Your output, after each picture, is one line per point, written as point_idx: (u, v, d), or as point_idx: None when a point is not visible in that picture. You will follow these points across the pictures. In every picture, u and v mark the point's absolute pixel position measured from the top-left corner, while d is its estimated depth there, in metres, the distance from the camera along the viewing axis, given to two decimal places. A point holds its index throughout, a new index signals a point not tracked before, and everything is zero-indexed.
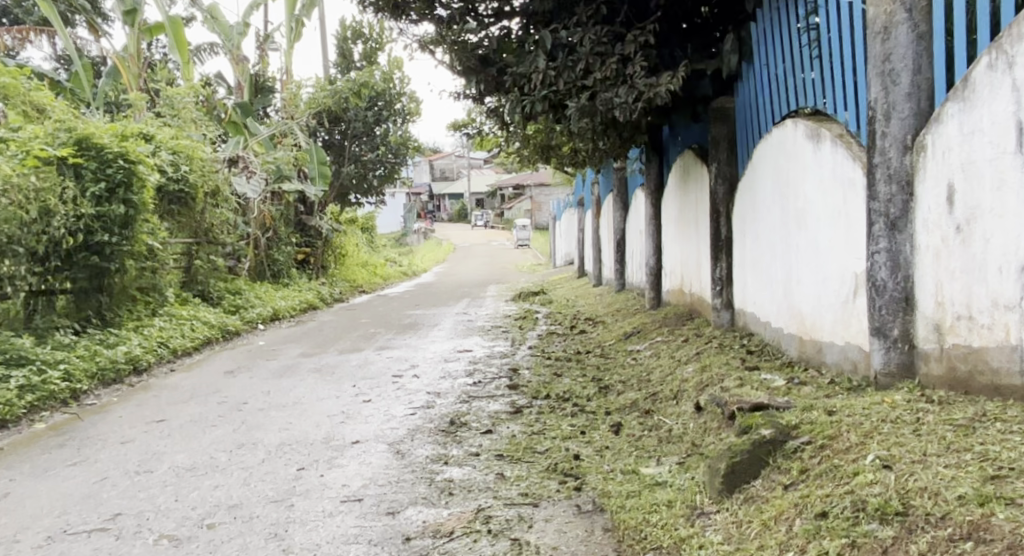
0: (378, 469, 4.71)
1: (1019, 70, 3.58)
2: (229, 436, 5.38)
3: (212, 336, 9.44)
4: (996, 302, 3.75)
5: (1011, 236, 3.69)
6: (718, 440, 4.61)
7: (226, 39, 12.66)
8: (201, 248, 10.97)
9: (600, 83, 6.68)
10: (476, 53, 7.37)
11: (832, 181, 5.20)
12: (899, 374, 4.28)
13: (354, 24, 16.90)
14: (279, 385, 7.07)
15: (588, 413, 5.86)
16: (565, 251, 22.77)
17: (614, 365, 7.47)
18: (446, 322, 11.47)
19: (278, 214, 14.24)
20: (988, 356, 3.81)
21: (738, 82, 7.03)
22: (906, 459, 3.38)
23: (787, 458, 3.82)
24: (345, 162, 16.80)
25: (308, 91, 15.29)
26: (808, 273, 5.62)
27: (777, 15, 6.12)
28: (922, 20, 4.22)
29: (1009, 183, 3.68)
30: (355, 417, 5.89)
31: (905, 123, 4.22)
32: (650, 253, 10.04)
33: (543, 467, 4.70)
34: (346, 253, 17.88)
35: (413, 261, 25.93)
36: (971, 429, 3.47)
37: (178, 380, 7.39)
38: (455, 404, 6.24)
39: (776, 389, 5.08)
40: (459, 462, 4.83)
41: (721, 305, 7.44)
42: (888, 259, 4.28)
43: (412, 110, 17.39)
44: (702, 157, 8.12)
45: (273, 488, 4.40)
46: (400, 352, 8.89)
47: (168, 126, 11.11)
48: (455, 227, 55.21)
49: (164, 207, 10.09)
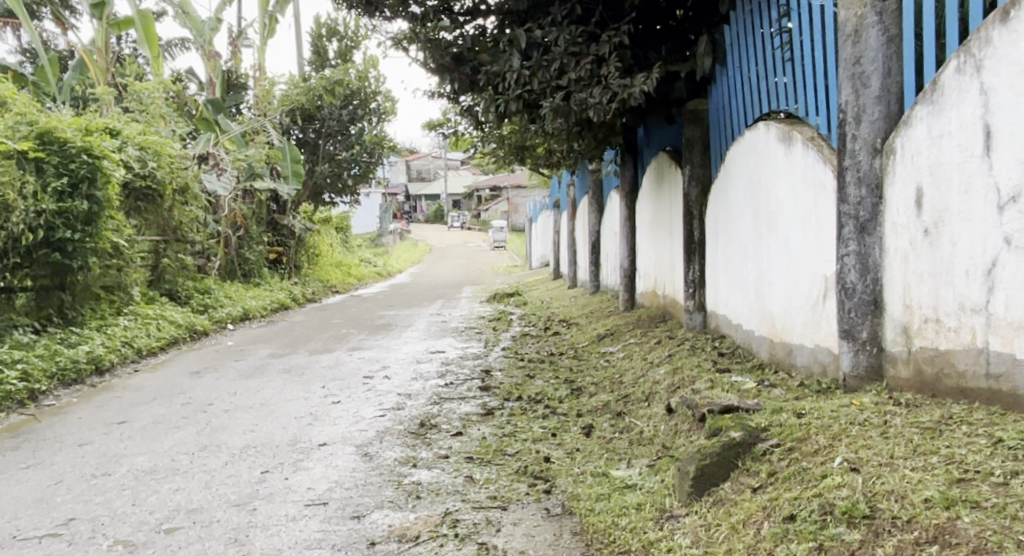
0: (344, 472, 4.65)
1: (986, 74, 3.57)
2: (192, 438, 5.30)
3: (179, 336, 9.33)
4: (962, 305, 3.74)
5: (977, 239, 3.68)
6: (688, 442, 4.61)
7: (198, 35, 12.54)
8: (168, 246, 10.83)
9: (574, 83, 6.67)
10: (450, 51, 7.29)
11: (803, 184, 5.21)
12: (867, 376, 4.30)
13: (329, 21, 16.79)
14: (246, 386, 6.99)
15: (559, 415, 5.83)
16: (541, 252, 22.76)
17: (587, 367, 7.45)
18: (419, 323, 11.41)
19: (250, 212, 14.14)
20: (954, 359, 3.80)
21: (712, 85, 7.04)
22: (873, 462, 3.38)
23: (756, 461, 3.81)
24: (319, 160, 16.70)
25: (281, 89, 15.19)
26: (778, 276, 5.63)
27: (750, 18, 6.13)
28: (892, 24, 4.23)
29: (976, 187, 3.67)
30: (323, 418, 5.83)
31: (874, 126, 4.23)
32: (624, 255, 10.05)
33: (513, 470, 4.66)
34: (319, 252, 17.76)
35: (388, 261, 25.84)
36: (937, 431, 3.48)
37: (142, 381, 7.28)
38: (425, 406, 6.20)
39: (747, 391, 5.07)
40: (428, 465, 4.79)
41: (693, 307, 7.45)
42: (857, 262, 4.30)
43: (388, 109, 17.31)
44: (676, 160, 8.13)
45: (235, 492, 4.33)
46: (371, 353, 8.82)
47: (135, 122, 10.99)
48: (431, 228, 55.16)
49: (130, 204, 9.97)
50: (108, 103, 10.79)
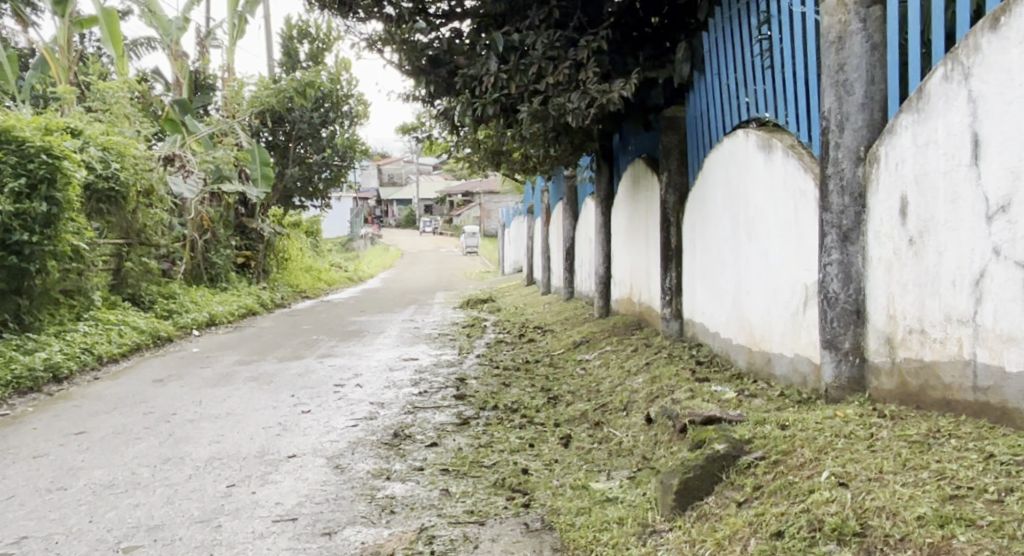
0: (315, 485, 4.51)
1: (974, 82, 3.52)
2: (155, 450, 5.13)
3: (141, 342, 9.12)
4: (949, 316, 3.68)
5: (965, 249, 3.62)
6: (669, 453, 4.54)
7: (165, 34, 12.33)
8: (132, 250, 10.57)
9: (552, 87, 6.59)
10: (426, 53, 7.20)
11: (783, 191, 5.15)
12: (849, 386, 4.24)
13: (300, 23, 16.62)
14: (212, 395, 6.80)
15: (536, 424, 5.73)
16: (514, 258, 22.68)
17: (563, 375, 7.35)
18: (391, 329, 11.26)
19: (217, 215, 13.94)
20: (939, 371, 3.74)
21: (690, 92, 6.98)
22: (862, 477, 3.31)
23: (741, 474, 3.74)
24: (290, 163, 16.49)
25: (251, 90, 15.00)
26: (757, 284, 5.58)
27: (729, 25, 6.07)
28: (876, 31, 4.19)
29: (962, 196, 3.62)
30: (292, 429, 5.68)
31: (858, 134, 4.18)
32: (599, 262, 9.98)
33: (490, 483, 4.55)
34: (288, 256, 17.52)
35: (359, 266, 25.54)
36: (926, 445, 3.43)
37: (102, 389, 7.07)
38: (399, 416, 6.06)
39: (727, 401, 5.00)
40: (402, 478, 4.66)
41: (670, 315, 7.39)
42: (840, 271, 4.25)
43: (360, 113, 17.17)
44: (653, 167, 8.08)
45: (200, 507, 4.18)
46: (342, 359, 8.67)
47: (98, 122, 10.78)
48: (402, 234, 54.91)
49: (92, 206, 9.78)
50: (71, 102, 10.57)
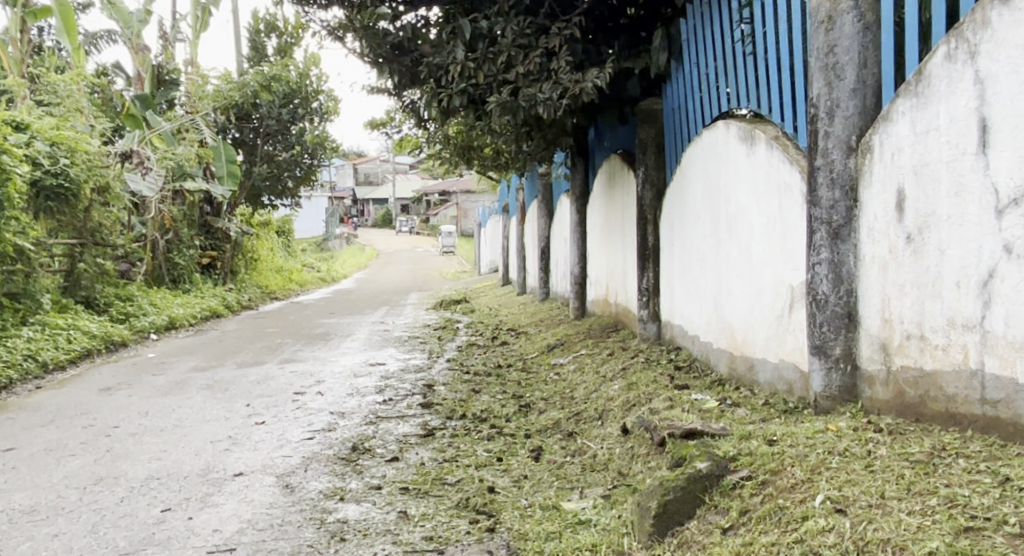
0: (258, 509, 4.12)
1: (982, 61, 3.20)
2: (87, 469, 4.70)
3: (93, 347, 8.66)
4: (953, 320, 3.35)
5: (970, 245, 3.29)
6: (648, 469, 4.20)
7: (125, 27, 11.91)
8: (85, 250, 10.10)
9: (522, 77, 6.25)
10: (388, 40, 6.78)
11: (767, 185, 4.82)
12: (841, 396, 3.91)
13: (267, 16, 16.17)
14: (160, 405, 6.37)
15: (506, 435, 5.35)
16: (489, 258, 22.31)
17: (536, 380, 6.97)
18: (360, 331, 10.84)
19: (180, 214, 13.46)
20: (942, 381, 3.40)
21: (666, 83, 6.65)
22: (861, 503, 2.98)
23: (725, 496, 3.39)
24: (258, 161, 16.03)
25: (214, 84, 14.55)
26: (738, 285, 5.26)
27: (707, 11, 5.74)
28: (869, 9, 3.86)
29: (968, 189, 3.29)
30: (243, 442, 5.27)
31: (849, 122, 3.86)
32: (575, 261, 9.62)
33: (453, 504, 4.16)
34: (257, 257, 17.06)
35: (332, 266, 25.04)
36: (931, 466, 3.09)
37: (42, 400, 6.63)
38: (359, 427, 5.67)
39: (708, 412, 4.64)
40: (357, 498, 4.27)
41: (647, 316, 7.03)
42: (830, 271, 3.91)
43: (330, 109, 16.75)
44: (629, 162, 7.74)
45: (126, 537, 3.78)
46: (305, 365, 8.25)
47: (50, 115, 10.28)
48: (377, 232, 54.33)
49: (39, 204, 9.31)
50: (21, 94, 10.12)
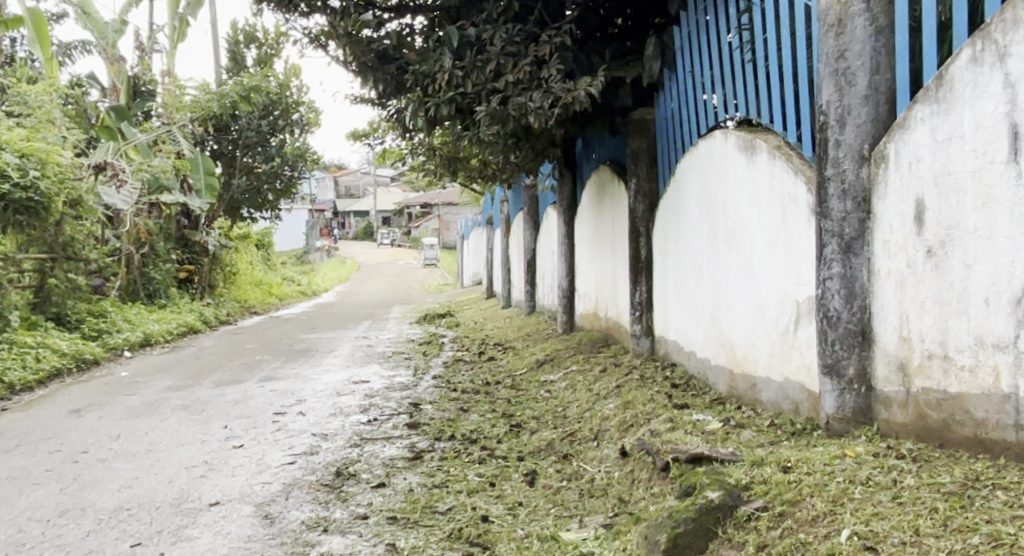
0: (236, 543, 3.84)
1: (1013, 64, 3.02)
2: (51, 500, 4.41)
3: (63, 366, 8.34)
4: (982, 340, 3.16)
5: (1000, 260, 3.10)
6: (651, 495, 3.97)
7: (100, 37, 11.63)
8: (56, 265, 9.85)
9: (512, 86, 6.01)
10: (373, 48, 6.54)
11: (768, 196, 4.61)
12: (855, 419, 3.69)
13: (247, 27, 15.92)
14: (132, 427, 6.07)
15: (498, 458, 5.10)
16: (473, 270, 22.06)
17: (526, 398, 6.73)
18: (343, 347, 10.54)
19: (156, 227, 13.13)
20: (969, 405, 3.20)
21: (659, 92, 6.45)
22: (894, 541, 2.80)
23: (739, 528, 3.17)
24: (236, 173, 15.72)
25: (191, 95, 14.26)
26: (738, 300, 5.05)
27: (703, 19, 5.54)
28: (881, 12, 3.66)
29: (996, 200, 3.10)
30: (219, 468, 5.00)
31: (861, 130, 3.65)
32: (563, 273, 9.40)
33: (444, 534, 3.91)
34: (235, 270, 16.71)
35: (313, 280, 24.73)
36: (966, 498, 2.89)
37: (7, 423, 6.30)
38: (343, 449, 5.41)
39: (712, 434, 4.41)
40: (342, 530, 4.01)
41: (640, 332, 6.81)
42: (842, 286, 3.70)
43: (311, 120, 16.46)
44: (619, 173, 7.53)
45: None
46: (286, 383, 7.95)
47: (19, 126, 9.95)
48: (358, 246, 53.91)
49: (9, 218, 8.98)
50: None
